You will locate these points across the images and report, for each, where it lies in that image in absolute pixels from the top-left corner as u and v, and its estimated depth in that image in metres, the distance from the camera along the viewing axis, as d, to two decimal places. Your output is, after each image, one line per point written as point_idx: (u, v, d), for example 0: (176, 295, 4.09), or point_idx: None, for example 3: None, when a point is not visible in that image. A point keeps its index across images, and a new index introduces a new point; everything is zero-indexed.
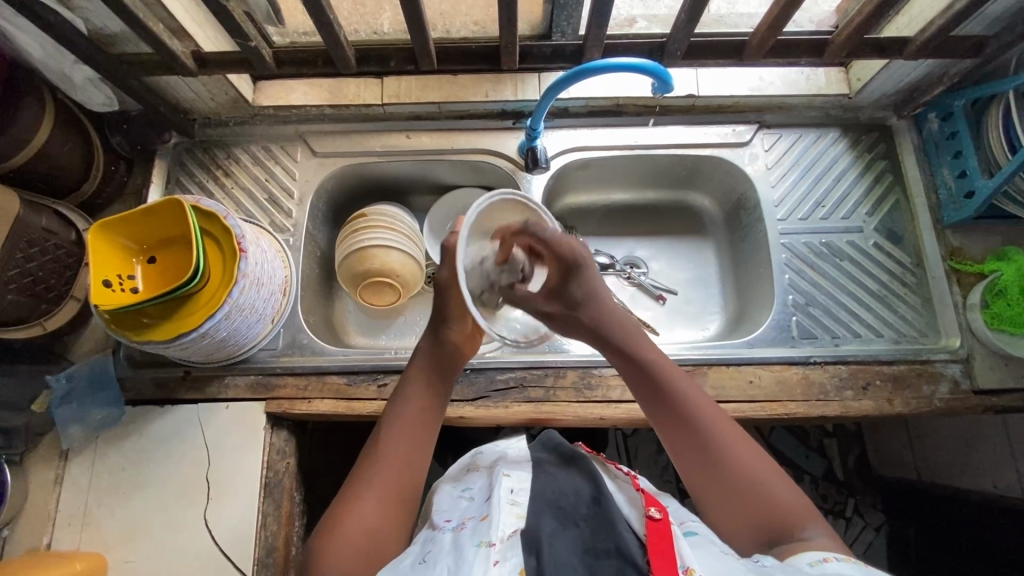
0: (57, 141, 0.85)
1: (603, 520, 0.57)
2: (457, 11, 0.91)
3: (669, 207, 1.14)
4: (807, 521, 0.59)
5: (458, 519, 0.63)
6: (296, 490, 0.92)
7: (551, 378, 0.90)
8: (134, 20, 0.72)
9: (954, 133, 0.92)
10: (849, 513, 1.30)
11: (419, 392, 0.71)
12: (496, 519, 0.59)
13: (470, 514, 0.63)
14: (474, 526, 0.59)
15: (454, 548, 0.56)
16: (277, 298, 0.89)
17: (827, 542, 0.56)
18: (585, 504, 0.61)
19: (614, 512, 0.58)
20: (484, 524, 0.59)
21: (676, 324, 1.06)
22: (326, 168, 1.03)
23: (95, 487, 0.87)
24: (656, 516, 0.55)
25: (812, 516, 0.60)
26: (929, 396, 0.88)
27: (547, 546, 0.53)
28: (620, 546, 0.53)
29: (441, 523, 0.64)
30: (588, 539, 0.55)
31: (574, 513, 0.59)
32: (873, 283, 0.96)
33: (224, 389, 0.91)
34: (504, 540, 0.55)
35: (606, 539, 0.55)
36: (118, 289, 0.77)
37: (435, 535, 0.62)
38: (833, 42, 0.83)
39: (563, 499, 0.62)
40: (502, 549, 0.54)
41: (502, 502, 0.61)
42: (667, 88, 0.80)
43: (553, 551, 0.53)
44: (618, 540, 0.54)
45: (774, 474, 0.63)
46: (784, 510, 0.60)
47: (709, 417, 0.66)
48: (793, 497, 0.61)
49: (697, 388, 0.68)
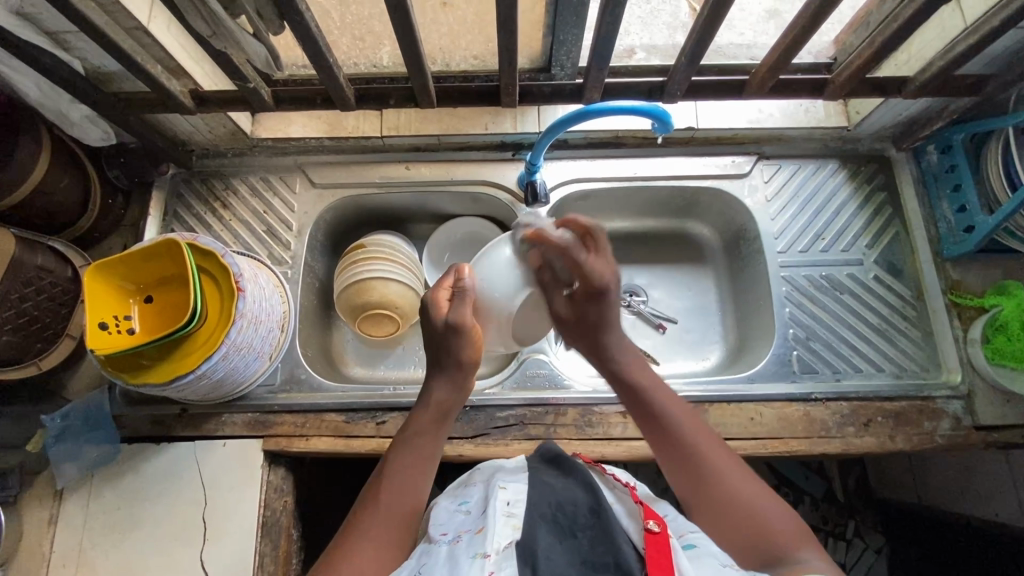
0: (55, 178, 0.85)
1: (601, 533, 0.56)
2: (456, 46, 0.89)
3: (668, 235, 1.13)
4: (795, 539, 0.59)
5: (453, 532, 0.62)
6: (294, 527, 0.91)
7: (552, 415, 0.89)
8: (130, 63, 0.71)
9: (954, 166, 0.93)
10: (850, 535, 1.29)
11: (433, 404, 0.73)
12: (492, 531, 0.58)
13: (467, 527, 0.61)
14: (470, 541, 0.58)
15: (449, 559, 0.55)
16: (275, 334, 0.88)
17: (819, 564, 0.55)
18: (584, 515, 0.59)
19: (612, 526, 0.56)
20: (479, 537, 0.58)
21: (677, 355, 1.06)
22: (325, 200, 1.02)
23: (90, 527, 0.86)
24: (656, 529, 0.54)
25: (802, 537, 0.59)
26: (931, 432, 0.88)
27: (543, 559, 0.52)
28: (618, 561, 0.52)
29: (437, 535, 0.62)
30: (587, 552, 0.54)
31: (573, 525, 0.57)
32: (874, 316, 0.95)
33: (222, 426, 0.90)
34: (499, 552, 0.54)
35: (605, 553, 0.53)
36: (114, 331, 0.76)
37: (430, 547, 0.60)
38: (833, 82, 0.82)
39: (561, 510, 0.60)
40: (497, 560, 0.53)
41: (499, 514, 0.60)
42: (668, 129, 0.80)
43: (550, 564, 0.52)
44: (617, 554, 0.53)
45: (758, 490, 0.64)
46: (771, 528, 0.60)
47: (693, 432, 0.69)
48: (780, 518, 0.61)
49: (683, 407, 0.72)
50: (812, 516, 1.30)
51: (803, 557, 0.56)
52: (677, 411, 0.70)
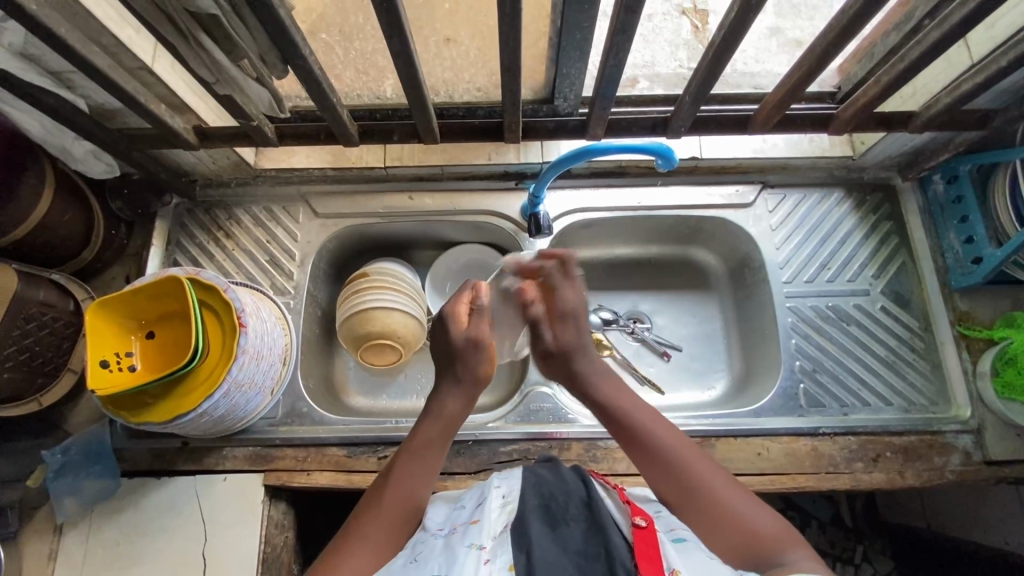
0: (57, 212, 0.85)
1: (593, 524, 0.56)
2: (460, 79, 0.88)
3: (673, 262, 1.13)
4: (785, 542, 0.58)
5: (448, 526, 0.61)
6: (295, 563, 0.90)
7: (556, 450, 0.88)
8: (135, 105, 0.71)
9: (960, 198, 0.92)
10: (858, 560, 1.22)
11: (442, 415, 0.70)
12: (486, 521, 0.57)
13: (461, 521, 0.61)
14: (465, 530, 0.58)
15: (444, 549, 0.55)
16: (277, 368, 0.88)
17: (809, 565, 0.54)
18: (576, 506, 0.59)
19: (603, 516, 0.56)
20: (473, 527, 0.57)
21: (681, 384, 1.05)
22: (328, 230, 1.02)
23: (89, 563, 0.85)
24: (643, 523, 0.53)
25: (791, 538, 0.59)
26: (940, 468, 0.87)
27: (536, 545, 0.52)
28: (609, 550, 0.52)
29: (431, 530, 0.62)
30: (579, 542, 0.54)
31: (565, 514, 0.57)
32: (881, 348, 0.94)
33: (222, 460, 0.89)
34: (494, 541, 0.54)
35: (597, 542, 0.53)
36: (116, 369, 0.76)
37: (425, 541, 0.60)
38: (839, 117, 0.82)
39: (553, 500, 0.60)
40: (493, 549, 0.53)
41: (494, 506, 0.60)
42: (672, 164, 0.80)
43: (543, 551, 0.52)
44: (608, 543, 0.53)
45: (740, 495, 0.63)
46: (761, 534, 0.59)
47: (669, 438, 0.68)
48: (768, 521, 0.61)
49: (654, 414, 0.71)
50: (820, 540, 1.25)
51: (793, 559, 0.56)
52: (656, 428, 0.68)
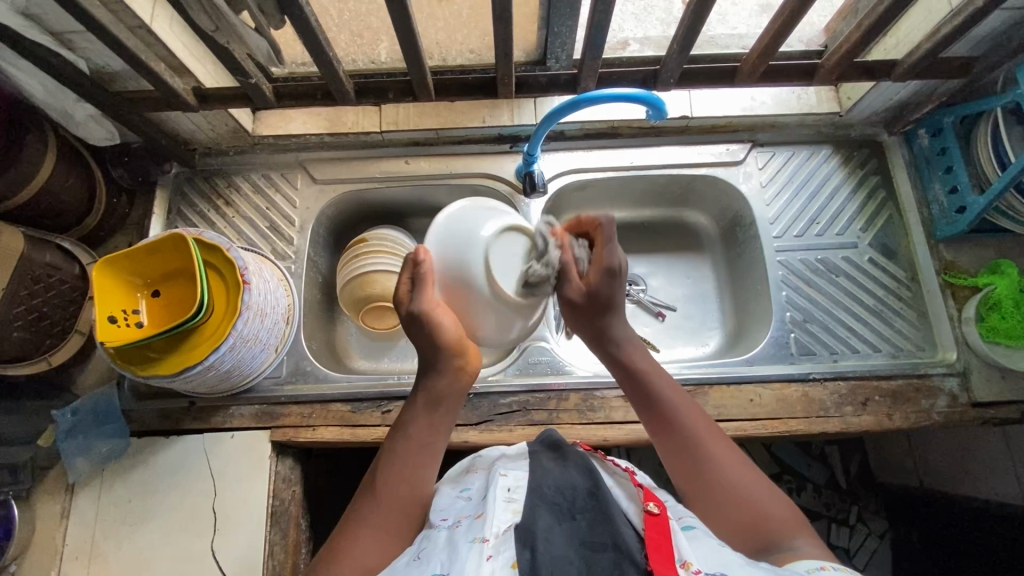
0: (61, 177, 0.86)
1: (600, 515, 0.57)
2: (453, 40, 0.90)
3: (666, 224, 1.15)
4: (793, 529, 0.59)
5: (454, 517, 0.62)
6: (302, 517, 0.92)
7: (554, 401, 0.91)
8: (137, 62, 0.73)
9: (944, 149, 0.94)
10: (853, 522, 1.27)
11: (432, 395, 0.70)
12: (491, 516, 0.58)
13: (467, 512, 0.62)
14: (469, 524, 0.59)
15: (449, 544, 0.56)
16: (280, 326, 0.90)
17: (812, 551, 0.56)
18: (582, 498, 0.60)
19: (611, 506, 0.58)
20: (478, 521, 0.58)
21: (675, 342, 1.07)
22: (326, 196, 1.03)
23: (102, 519, 0.87)
24: (655, 511, 0.56)
25: (802, 527, 0.60)
26: (927, 410, 0.89)
27: (542, 540, 0.52)
28: (617, 542, 0.53)
29: (436, 520, 0.62)
30: (585, 533, 0.55)
31: (571, 508, 0.58)
32: (869, 298, 0.97)
33: (229, 419, 0.92)
34: (498, 536, 0.55)
35: (603, 534, 0.54)
36: (124, 324, 0.78)
37: (430, 532, 0.60)
38: (823, 66, 0.84)
39: (559, 493, 0.61)
40: (496, 544, 0.54)
41: (499, 500, 0.60)
42: (662, 115, 0.82)
43: (549, 545, 0.52)
44: (615, 535, 0.54)
45: (757, 480, 0.64)
46: (773, 519, 0.61)
47: (690, 418, 0.69)
48: (779, 506, 0.62)
49: (686, 396, 0.71)
50: (815, 502, 1.29)
51: (797, 544, 0.57)
52: (679, 407, 0.70)
